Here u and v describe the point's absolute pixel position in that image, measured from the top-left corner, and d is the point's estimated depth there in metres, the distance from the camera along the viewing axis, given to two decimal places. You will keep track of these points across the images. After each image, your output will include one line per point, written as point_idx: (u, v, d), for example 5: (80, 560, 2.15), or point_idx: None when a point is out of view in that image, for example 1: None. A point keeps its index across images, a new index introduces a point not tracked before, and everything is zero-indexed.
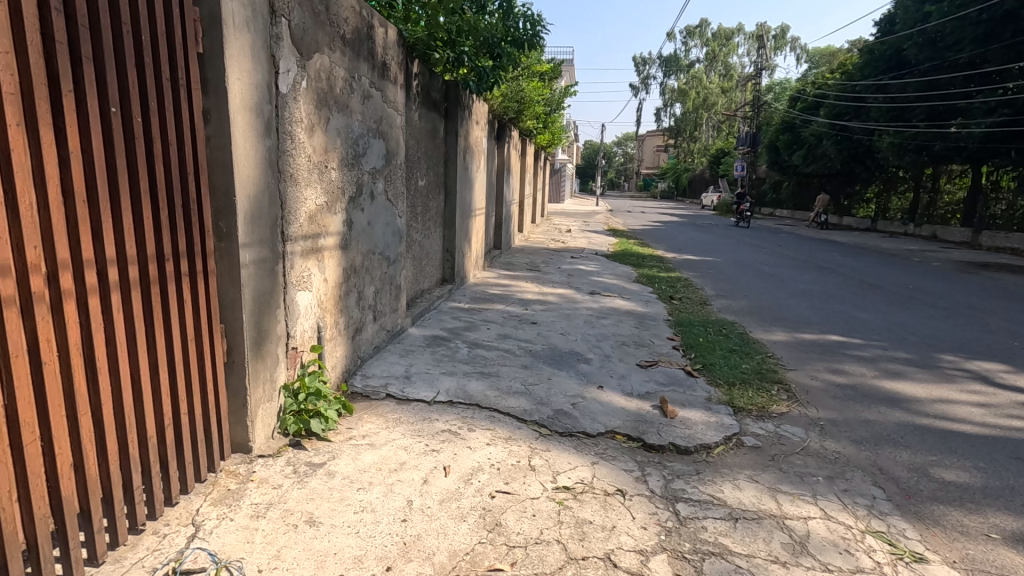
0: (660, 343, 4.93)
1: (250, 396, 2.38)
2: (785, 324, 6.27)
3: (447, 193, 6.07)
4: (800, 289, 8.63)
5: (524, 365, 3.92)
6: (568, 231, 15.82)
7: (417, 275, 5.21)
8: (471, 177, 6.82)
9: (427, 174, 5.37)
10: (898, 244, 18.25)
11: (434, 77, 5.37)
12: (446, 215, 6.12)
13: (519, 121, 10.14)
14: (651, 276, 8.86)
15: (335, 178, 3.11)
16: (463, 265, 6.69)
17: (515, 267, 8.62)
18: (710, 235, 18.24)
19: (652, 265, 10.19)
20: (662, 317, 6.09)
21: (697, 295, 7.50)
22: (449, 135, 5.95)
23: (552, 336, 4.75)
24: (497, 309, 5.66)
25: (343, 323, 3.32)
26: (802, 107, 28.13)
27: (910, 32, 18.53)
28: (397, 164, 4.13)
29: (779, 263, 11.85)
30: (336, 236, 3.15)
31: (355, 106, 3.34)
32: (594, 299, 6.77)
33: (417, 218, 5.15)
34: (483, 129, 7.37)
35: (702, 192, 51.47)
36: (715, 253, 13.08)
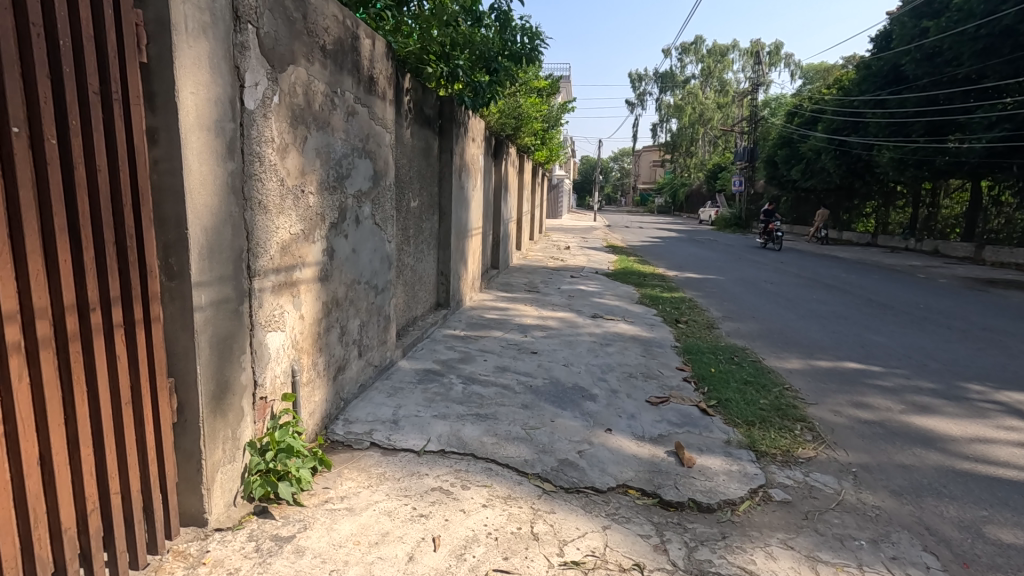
0: (670, 375, 4.60)
1: (206, 460, 2.04)
2: (799, 350, 5.93)
3: (442, 213, 5.77)
4: (809, 309, 8.31)
5: (524, 405, 3.57)
6: (566, 249, 15.54)
7: (409, 303, 4.88)
8: (467, 197, 6.53)
9: (419, 194, 5.07)
10: (902, 260, 18.00)
11: (427, 93, 5.09)
12: (441, 237, 5.81)
13: (517, 137, 9.89)
14: (654, 297, 8.54)
15: (313, 203, 2.79)
16: (459, 288, 6.37)
17: (514, 288, 8.29)
18: (711, 252, 17.98)
19: (655, 285, 9.88)
20: (669, 343, 5.76)
21: (704, 317, 7.18)
22: (443, 153, 5.66)
23: (554, 368, 4.41)
24: (494, 336, 5.32)
25: (322, 364, 2.98)
26: (799, 122, 28.10)
27: (908, 47, 18.51)
28: (386, 185, 3.82)
29: (784, 281, 11.56)
30: (314, 267, 2.83)
31: (338, 123, 3.04)
32: (597, 323, 6.44)
33: (409, 242, 4.83)
34: (479, 146, 7.09)
35: (699, 207, 51.43)
36: (718, 270, 12.77)
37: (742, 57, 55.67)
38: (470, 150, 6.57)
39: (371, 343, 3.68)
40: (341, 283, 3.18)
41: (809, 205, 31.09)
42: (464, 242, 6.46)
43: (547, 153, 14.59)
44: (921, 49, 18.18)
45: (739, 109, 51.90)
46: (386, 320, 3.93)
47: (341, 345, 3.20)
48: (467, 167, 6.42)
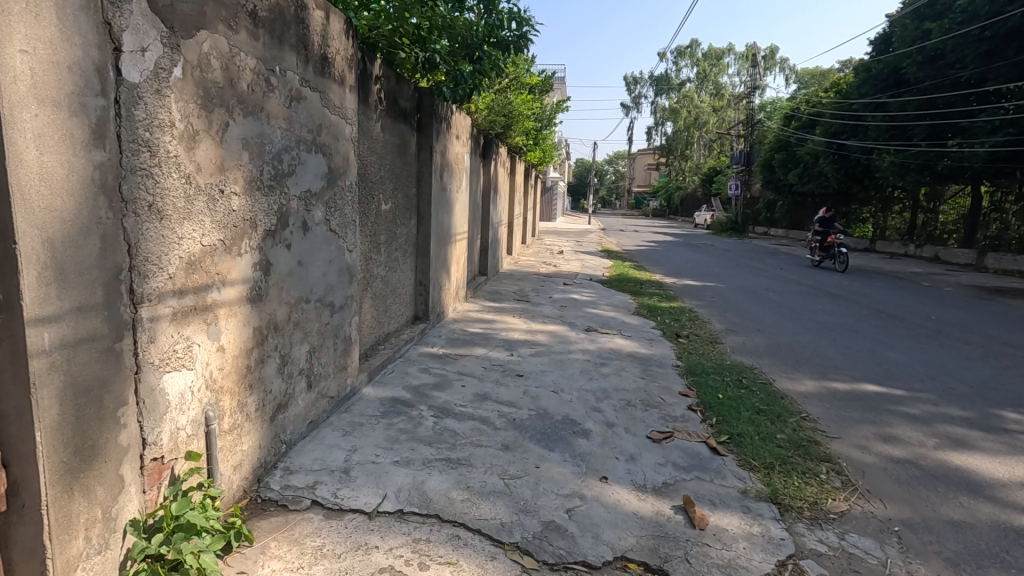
0: (672, 402, 4.07)
1: (53, 560, 1.49)
2: (811, 369, 5.43)
3: (420, 218, 5.24)
4: (815, 321, 7.83)
5: (504, 446, 3.03)
6: (560, 253, 15.03)
7: (379, 318, 4.34)
8: (450, 199, 6.00)
9: (393, 196, 4.54)
10: (903, 266, 17.61)
11: (403, 83, 4.56)
12: (419, 244, 5.27)
13: (507, 137, 9.39)
14: (652, 307, 8.02)
15: (238, 205, 2.24)
16: (440, 299, 5.84)
17: (502, 297, 7.76)
18: (708, 257, 17.52)
19: (652, 293, 9.37)
20: (670, 362, 5.23)
21: (706, 331, 6.67)
22: (422, 150, 5.12)
23: (541, 396, 3.87)
24: (476, 355, 4.78)
25: (253, 405, 2.43)
26: (796, 126, 27.76)
27: (909, 49, 18.17)
28: (345, 185, 3.28)
29: (786, 289, 11.09)
30: (240, 286, 2.27)
31: (276, 109, 2.49)
32: (591, 338, 5.91)
33: (380, 250, 4.30)
34: (465, 145, 6.56)
35: (694, 211, 51.14)
36: (717, 277, 12.28)
37: (738, 61, 55.52)
38: (454, 149, 6.04)
39: (325, 371, 3.14)
40: (281, 303, 2.63)
41: (805, 209, 30.74)
42: (446, 249, 5.93)
43: (541, 154, 14.10)
44: (923, 52, 17.83)
45: (734, 113, 51.71)
46: (346, 342, 3.39)
47: (281, 378, 2.65)
48: (450, 168, 5.88)
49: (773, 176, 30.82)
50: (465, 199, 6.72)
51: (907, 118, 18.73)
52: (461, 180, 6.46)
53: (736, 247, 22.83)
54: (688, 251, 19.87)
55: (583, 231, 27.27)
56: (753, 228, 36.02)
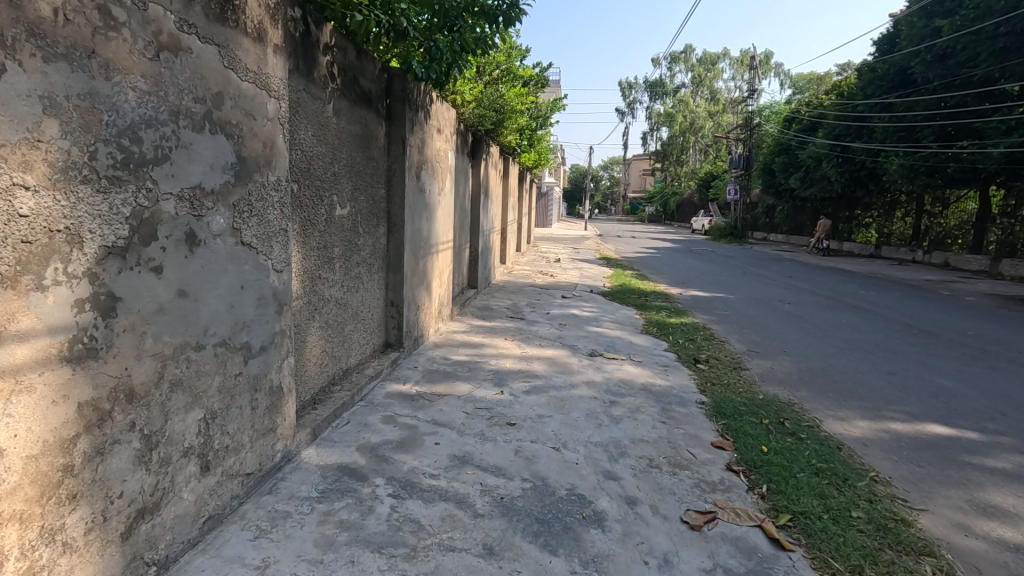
0: (706, 461, 3.18)
1: None
2: (859, 404, 4.55)
3: (391, 224, 4.35)
4: (845, 340, 6.97)
5: (486, 549, 2.14)
6: (557, 261, 14.18)
7: (331, 352, 3.44)
8: (431, 202, 5.11)
9: (353, 199, 3.64)
10: (915, 273, 16.84)
11: (364, 58, 3.69)
12: (389, 257, 4.38)
13: (499, 135, 8.53)
14: (661, 323, 7.17)
15: (32, 208, 1.36)
16: (419, 320, 4.96)
17: (493, 314, 6.87)
18: (710, 264, 16.72)
19: (659, 307, 8.50)
20: (692, 398, 4.35)
21: (726, 354, 5.81)
22: (391, 143, 4.26)
23: (538, 457, 2.97)
24: (457, 394, 3.88)
25: (82, 526, 1.53)
26: (797, 128, 27.09)
27: (917, 48, 17.52)
28: (267, 179, 2.37)
29: (801, 300, 10.26)
30: (41, 341, 1.38)
31: (122, 59, 1.60)
32: (596, 365, 5.02)
33: (334, 264, 3.40)
34: (448, 142, 5.70)
35: (691, 216, 50.50)
36: (725, 287, 11.45)
37: (733, 65, 55.12)
38: (434, 143, 5.16)
39: (236, 441, 2.24)
40: (144, 357, 1.73)
41: (806, 213, 30.04)
42: (425, 261, 5.03)
43: (536, 156, 13.27)
44: (932, 50, 17.11)
45: (731, 117, 51.23)
46: (273, 395, 2.49)
47: (143, 470, 1.75)
48: (429, 165, 5.01)
49: (773, 180, 30.12)
50: (448, 204, 5.84)
51: (916, 120, 18.05)
52: (444, 181, 5.59)
53: (738, 254, 22.06)
54: (689, 258, 19.05)
55: (580, 238, 26.47)
56: (752, 233, 35.32)
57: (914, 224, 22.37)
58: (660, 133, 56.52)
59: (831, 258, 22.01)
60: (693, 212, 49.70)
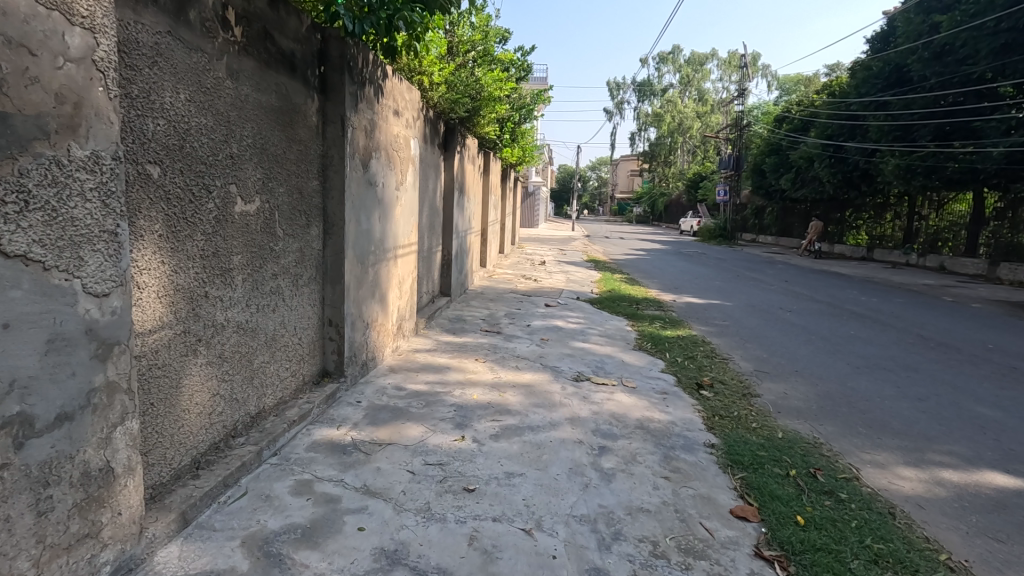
0: (727, 544, 2.37)
1: None
2: (896, 443, 3.78)
3: (328, 224, 3.50)
4: (859, 356, 6.23)
5: None
6: (542, 264, 13.37)
7: (229, 395, 2.59)
8: (384, 198, 4.28)
9: (264, 191, 2.79)
10: (911, 277, 16.28)
11: (281, 8, 2.85)
12: (326, 265, 3.54)
13: (476, 125, 7.70)
14: (655, 336, 6.40)
15: None
16: (370, 341, 4.12)
17: (465, 327, 6.02)
18: (703, 268, 16.02)
19: (652, 316, 7.72)
20: (698, 439, 3.54)
21: (731, 378, 5.03)
22: (327, 124, 3.43)
23: (500, 550, 2.15)
24: (404, 442, 3.03)
25: None
26: (788, 128, 26.58)
27: (914, 45, 17.01)
28: (69, 151, 1.52)
29: (803, 308, 9.56)
30: None
31: None
32: (582, 394, 4.20)
33: (232, 277, 2.56)
34: (409, 129, 4.87)
35: (679, 218, 50.06)
36: (720, 293, 10.73)
37: (721, 66, 54.84)
38: (390, 129, 4.33)
39: None
40: None
41: (796, 215, 29.58)
42: (376, 271, 4.19)
43: (520, 152, 12.45)
44: (930, 47, 16.59)
45: (719, 118, 50.90)
46: (87, 485, 1.63)
47: None
48: (382, 154, 4.17)
49: (764, 181, 29.62)
50: (410, 201, 5.01)
51: (912, 118, 17.53)
52: (403, 174, 4.76)
53: (729, 256, 21.45)
54: (680, 261, 18.39)
55: (567, 238, 25.75)
56: (742, 235, 34.84)
57: (907, 226, 21.91)
58: (649, 133, 56.09)
59: (823, 261, 21.48)
60: (681, 213, 49.24)
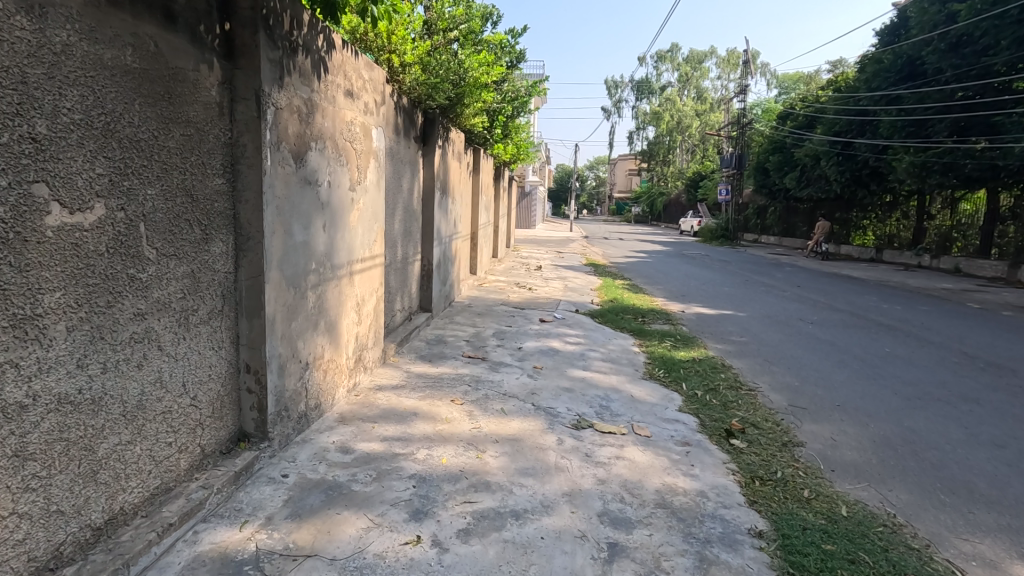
0: None
1: None
2: (996, 521, 2.89)
3: (241, 238, 2.59)
4: (905, 383, 5.35)
5: None
6: (537, 269, 12.47)
7: (42, 511, 1.68)
8: (331, 202, 3.37)
9: (114, 193, 1.88)
10: (928, 281, 15.44)
11: None
12: (239, 293, 2.62)
13: (460, 117, 6.79)
14: (667, 360, 5.51)
15: None
16: (311, 386, 3.21)
17: (444, 352, 5.12)
18: (709, 272, 15.15)
19: (660, 333, 6.82)
20: (739, 524, 2.65)
21: (763, 418, 4.15)
22: (235, 101, 2.51)
23: None
24: (332, 551, 2.13)
25: None
26: (792, 125, 25.74)
27: (930, 36, 16.17)
28: None
29: (824, 319, 8.68)
30: None
31: None
32: (583, 450, 3.31)
33: (41, 329, 1.63)
34: (369, 116, 3.97)
35: (678, 218, 49.21)
36: (731, 302, 9.86)
37: (720, 64, 54.06)
38: (339, 114, 3.43)
39: None
40: None
41: (800, 215, 28.76)
42: (320, 295, 3.28)
43: (513, 148, 11.55)
44: (946, 38, 15.77)
45: (719, 116, 50.15)
46: None
47: None
48: (326, 146, 3.27)
49: (767, 180, 28.78)
50: (372, 205, 4.11)
51: (926, 113, 16.68)
52: (360, 172, 3.85)
53: (734, 258, 20.61)
54: (684, 264, 17.53)
55: (565, 240, 24.85)
56: (744, 235, 34.02)
57: (917, 227, 21.09)
58: (647, 132, 55.28)
59: (831, 263, 20.64)
60: (681, 213, 48.46)
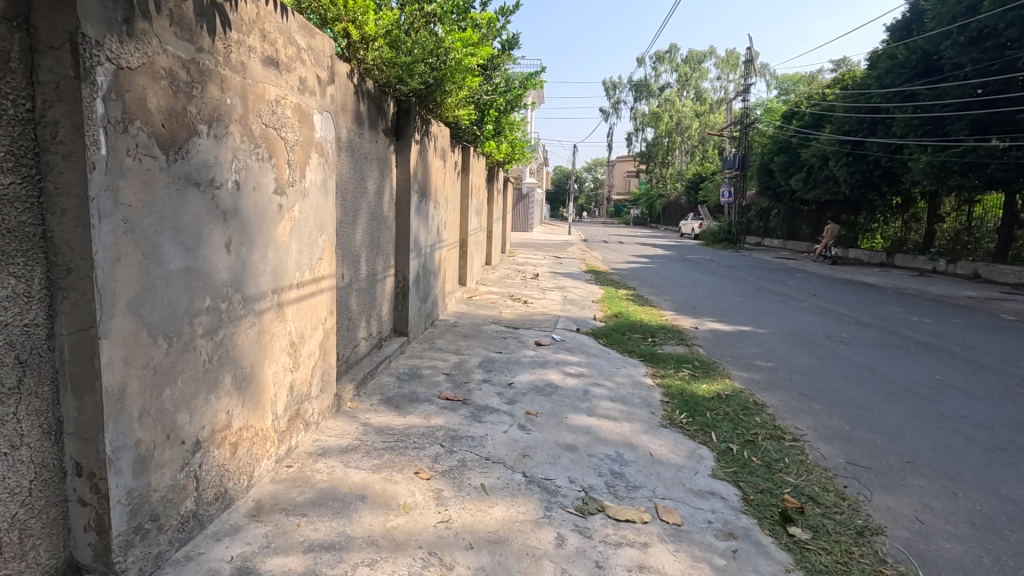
0: None
1: None
2: None
3: (59, 269, 1.65)
4: (977, 426, 4.41)
5: None
6: (534, 278, 11.52)
7: None
8: (241, 212, 2.42)
9: None
10: (949, 288, 14.53)
11: None
12: (57, 356, 1.67)
13: (443, 111, 5.84)
14: (689, 398, 4.56)
15: None
16: (205, 472, 2.26)
17: (417, 392, 4.18)
18: (716, 279, 14.23)
19: (674, 358, 5.87)
20: None
21: (820, 487, 3.22)
22: (38, 52, 1.57)
23: None
24: None
25: None
26: (798, 125, 24.84)
27: (949, 29, 15.32)
28: None
29: (855, 337, 7.75)
30: None
31: None
32: (591, 556, 2.37)
33: None
34: (308, 98, 3.02)
35: (678, 221, 48.31)
36: (747, 316, 8.93)
37: (720, 64, 53.21)
38: (254, 89, 2.48)
39: None
40: None
41: (806, 217, 27.85)
42: (222, 341, 2.33)
43: (508, 147, 10.62)
44: (966, 31, 14.90)
45: (719, 117, 49.28)
46: None
47: None
48: (230, 132, 2.32)
49: (771, 181, 27.87)
50: (314, 213, 3.16)
51: (944, 110, 15.81)
52: (295, 170, 2.91)
53: (740, 263, 19.72)
54: (688, 270, 16.60)
55: (564, 244, 23.91)
56: (746, 237, 33.10)
57: (930, 230, 20.22)
58: (646, 133, 54.37)
59: (841, 268, 19.74)
60: (680, 215, 47.54)
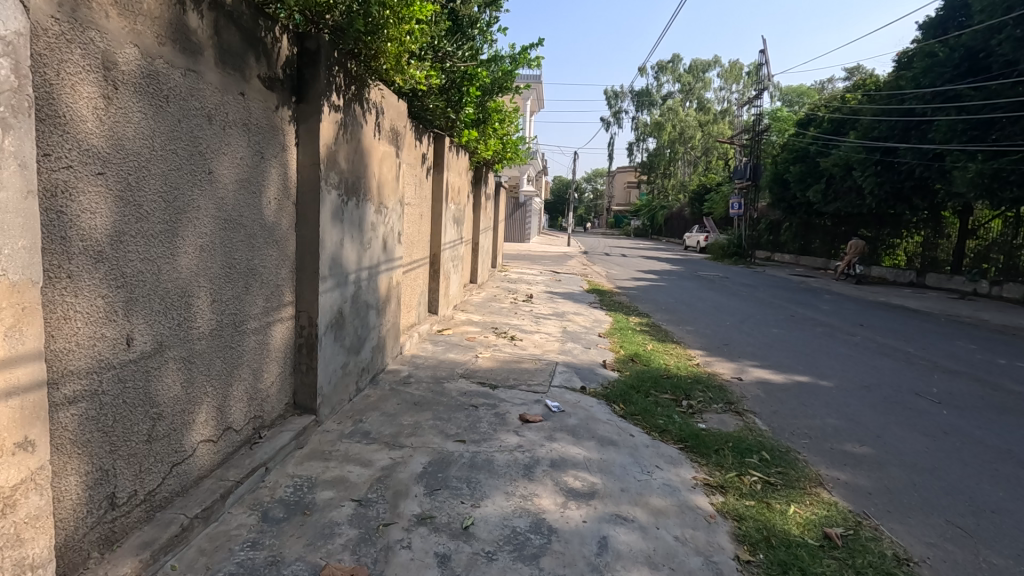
0: None
1: None
2: None
3: None
4: None
5: None
6: (526, 301, 9.55)
7: None
8: None
9: None
10: (1008, 315, 12.59)
11: None
12: None
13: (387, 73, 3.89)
14: (787, 555, 2.54)
15: None
16: None
17: (280, 562, 2.18)
18: (739, 303, 12.29)
19: (729, 446, 3.88)
20: None
21: None
22: None
23: None
24: None
25: None
26: (816, 132, 23.06)
27: (1003, 20, 13.57)
28: None
29: (952, 393, 5.78)
30: None
31: None
32: None
33: None
34: None
35: (680, 233, 46.31)
36: (797, 358, 6.96)
37: (723, 74, 51.57)
38: None
39: None
40: None
41: (822, 232, 25.96)
42: None
43: (496, 142, 8.68)
44: None
45: (724, 127, 47.59)
46: None
47: None
48: None
49: (785, 193, 25.98)
50: None
51: (996, 111, 14.02)
52: None
53: (759, 282, 17.71)
54: (703, 290, 14.61)
55: (562, 257, 21.90)
56: (756, 252, 31.18)
57: (959, 246, 18.62)
58: (648, 142, 52.56)
59: (870, 289, 17.80)
60: (683, 228, 45.62)
